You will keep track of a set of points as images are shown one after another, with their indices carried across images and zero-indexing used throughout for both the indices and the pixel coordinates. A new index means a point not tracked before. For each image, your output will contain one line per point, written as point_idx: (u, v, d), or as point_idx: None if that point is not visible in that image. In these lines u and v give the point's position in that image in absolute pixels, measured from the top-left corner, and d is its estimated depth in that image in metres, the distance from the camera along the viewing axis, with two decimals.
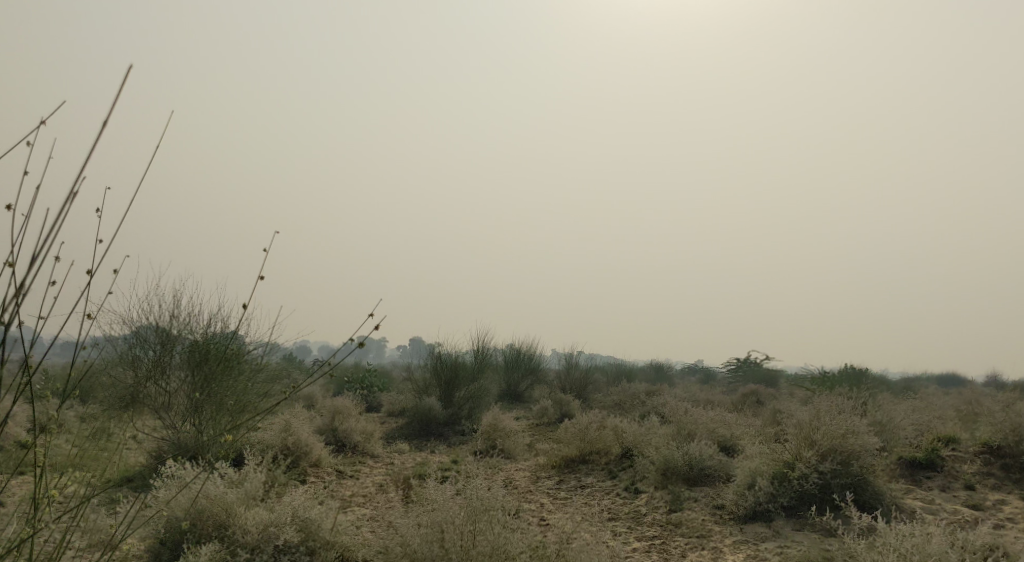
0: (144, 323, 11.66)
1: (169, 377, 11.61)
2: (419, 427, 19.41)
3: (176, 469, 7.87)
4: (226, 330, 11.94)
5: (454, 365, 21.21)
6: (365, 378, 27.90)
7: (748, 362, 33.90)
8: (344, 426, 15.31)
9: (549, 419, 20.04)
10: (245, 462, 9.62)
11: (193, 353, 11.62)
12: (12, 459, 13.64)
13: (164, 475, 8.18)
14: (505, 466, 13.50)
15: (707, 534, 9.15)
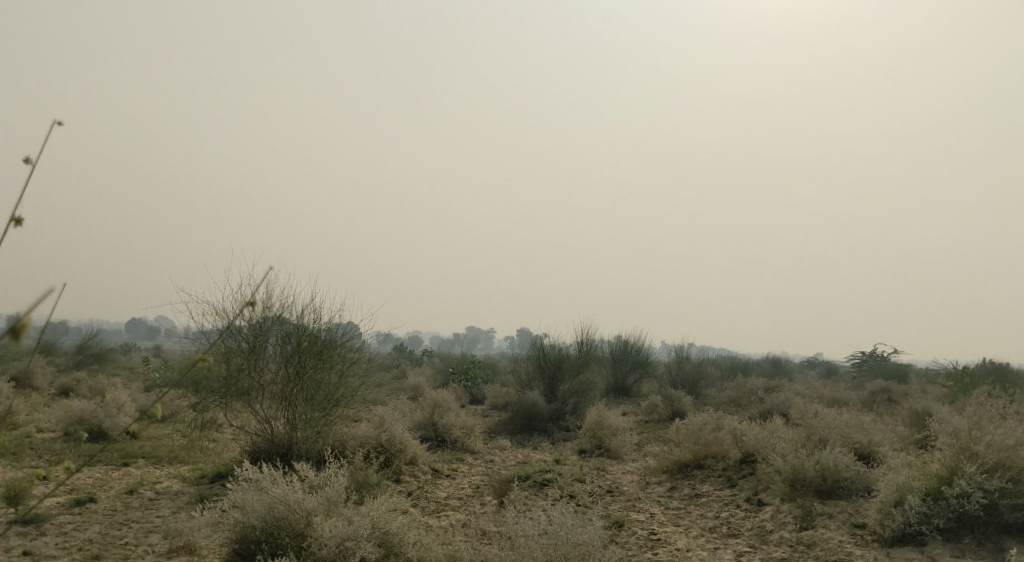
0: (236, 314, 11.18)
1: (261, 370, 11.07)
2: (523, 423, 18.68)
3: (254, 471, 7.36)
4: (319, 322, 11.37)
5: (558, 357, 20.33)
6: (470, 370, 27.48)
7: (874, 356, 31.58)
8: (444, 421, 14.70)
9: (659, 416, 18.91)
10: (332, 462, 9.06)
11: (286, 345, 11.09)
12: (119, 449, 13.70)
13: (244, 477, 7.68)
14: (611, 468, 12.55)
15: (846, 558, 7.94)
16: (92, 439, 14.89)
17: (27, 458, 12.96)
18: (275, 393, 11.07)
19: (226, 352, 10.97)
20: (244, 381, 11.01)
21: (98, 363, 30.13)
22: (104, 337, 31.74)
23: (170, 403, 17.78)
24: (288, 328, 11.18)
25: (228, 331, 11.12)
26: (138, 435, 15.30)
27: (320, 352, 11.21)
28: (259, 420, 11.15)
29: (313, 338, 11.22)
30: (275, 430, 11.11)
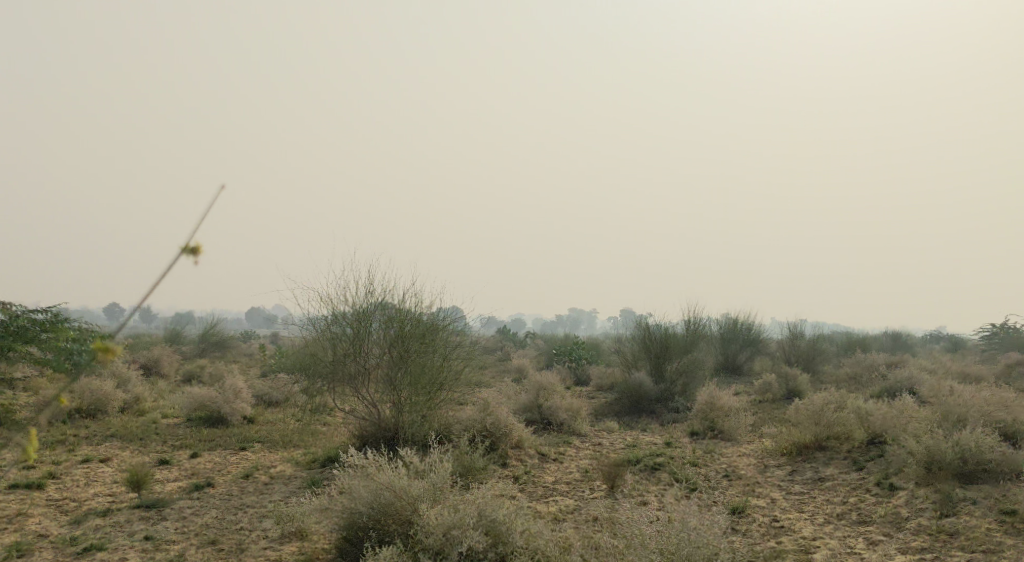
0: (340, 303, 11.15)
1: (367, 355, 11.07)
2: (630, 404, 18.25)
3: (359, 457, 7.31)
4: (421, 306, 11.26)
5: (665, 337, 19.75)
6: (574, 351, 27.18)
7: (1008, 329, 29.43)
8: (549, 403, 14.46)
9: (774, 396, 18.11)
10: (437, 447, 8.95)
11: (389, 330, 11.05)
12: (236, 434, 14.10)
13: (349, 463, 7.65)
14: (725, 450, 11.99)
15: (996, 549, 7.23)
16: (211, 424, 15.40)
17: (153, 442, 13.50)
18: (381, 377, 11.07)
19: (332, 337, 11.07)
20: (350, 365, 11.08)
21: (219, 351, 31.46)
22: (225, 326, 33.11)
23: (283, 389, 18.25)
24: (391, 314, 11.10)
25: (334, 316, 11.15)
26: (254, 420, 15.73)
27: (423, 335, 11.11)
28: (366, 405, 11.19)
29: (416, 322, 11.13)
30: (382, 414, 11.12)
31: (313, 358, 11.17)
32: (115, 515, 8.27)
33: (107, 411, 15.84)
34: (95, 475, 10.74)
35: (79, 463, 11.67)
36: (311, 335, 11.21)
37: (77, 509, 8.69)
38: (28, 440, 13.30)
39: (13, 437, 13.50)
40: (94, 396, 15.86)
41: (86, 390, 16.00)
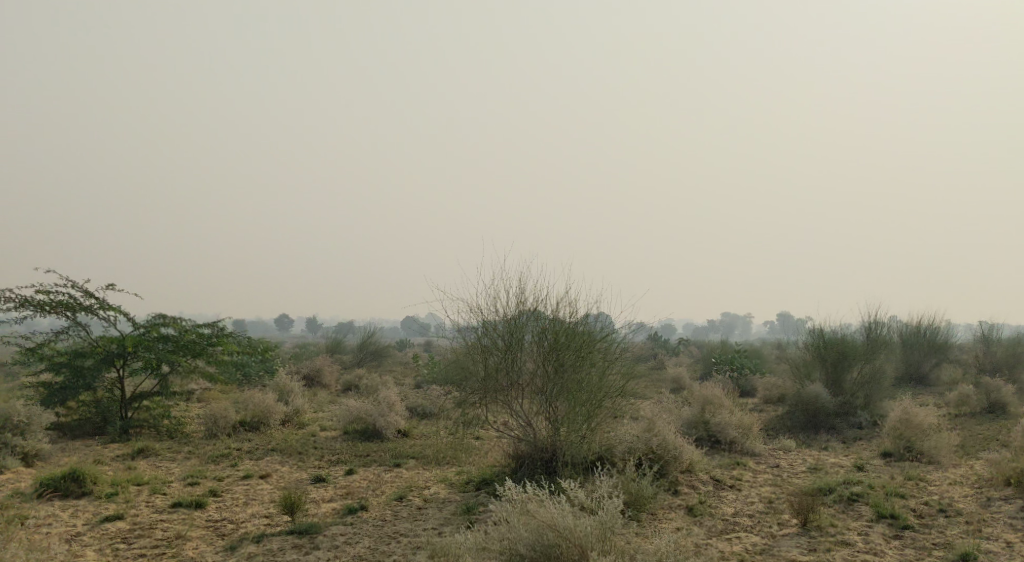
0: (490, 313, 10.50)
1: (520, 370, 10.32)
2: (804, 418, 16.64)
3: (518, 489, 6.62)
4: (576, 316, 10.40)
5: (841, 344, 17.93)
6: (736, 359, 25.52)
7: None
8: (717, 419, 13.25)
9: (975, 410, 15.96)
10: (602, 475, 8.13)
11: (543, 342, 10.27)
12: (391, 449, 13.80)
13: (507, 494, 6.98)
14: (931, 476, 10.38)
15: None
16: (367, 437, 15.22)
17: (311, 457, 13.41)
18: (537, 395, 10.30)
19: (483, 350, 10.42)
20: (503, 382, 10.37)
21: (377, 360, 32.07)
22: (381, 335, 33.76)
23: (436, 401, 17.95)
24: (544, 325, 10.33)
25: (484, 328, 10.50)
26: (409, 433, 15.43)
27: (580, 347, 10.24)
28: (520, 423, 10.48)
29: (571, 333, 10.29)
30: (539, 434, 10.37)
31: (463, 373, 10.57)
32: (268, 542, 7.96)
33: (269, 424, 16.05)
34: (253, 493, 10.63)
35: (240, 479, 11.65)
36: (461, 348, 10.61)
37: (233, 532, 8.47)
38: (196, 454, 13.55)
39: (183, 451, 13.80)
40: (257, 409, 16.11)
41: (250, 403, 16.29)
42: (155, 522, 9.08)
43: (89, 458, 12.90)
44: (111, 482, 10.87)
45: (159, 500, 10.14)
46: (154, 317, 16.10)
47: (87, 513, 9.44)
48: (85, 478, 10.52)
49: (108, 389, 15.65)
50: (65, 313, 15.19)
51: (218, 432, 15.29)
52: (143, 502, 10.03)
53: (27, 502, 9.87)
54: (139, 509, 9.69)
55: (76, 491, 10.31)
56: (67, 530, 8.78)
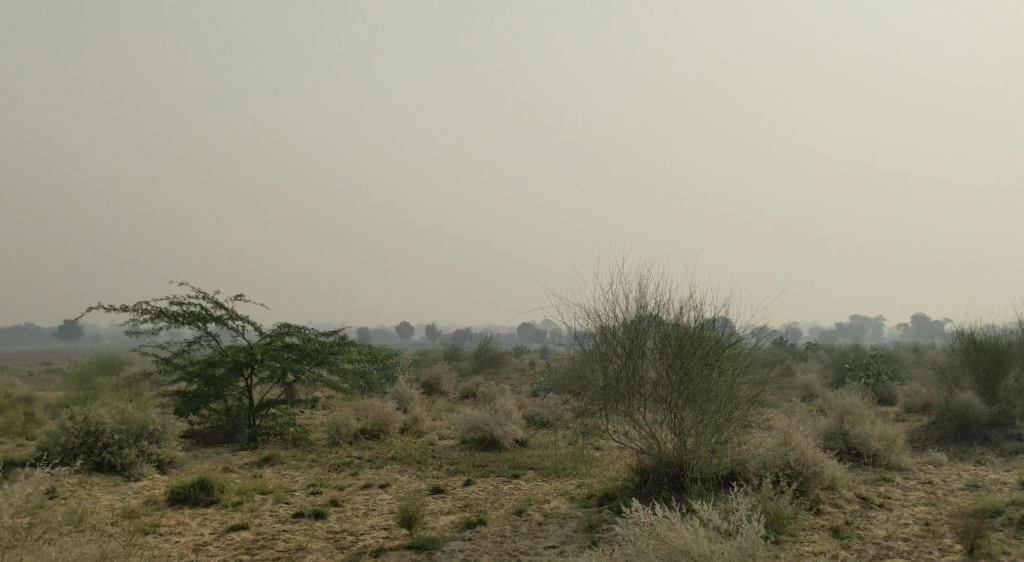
0: (609, 318, 10.05)
1: (641, 379, 9.79)
2: (955, 429, 15.23)
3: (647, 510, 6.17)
4: (702, 321, 9.80)
5: (996, 347, 16.33)
6: (872, 364, 23.87)
7: None
8: (858, 430, 12.23)
9: None
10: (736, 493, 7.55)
11: (666, 349, 9.71)
12: (510, 459, 13.49)
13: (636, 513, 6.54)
14: None
15: None
16: (485, 446, 14.99)
17: (430, 466, 13.29)
18: (661, 405, 9.73)
19: (603, 358, 9.96)
20: (623, 391, 9.87)
21: (494, 367, 32.03)
22: (498, 342, 33.71)
23: (554, 409, 17.56)
24: (667, 331, 9.78)
25: (603, 334, 10.06)
26: (527, 442, 15.10)
27: (706, 354, 9.62)
28: (644, 435, 9.93)
29: (696, 340, 9.70)
30: (663, 446, 9.79)
31: (582, 381, 10.17)
32: (387, 557, 7.79)
33: (389, 432, 16.08)
34: (373, 504, 10.55)
35: (361, 489, 11.63)
36: (579, 356, 10.20)
37: (352, 545, 8.35)
38: (319, 462, 13.69)
39: (306, 458, 13.98)
40: (376, 417, 16.18)
41: (370, 411, 16.39)
42: (277, 533, 9.11)
43: (219, 465, 13.26)
44: (238, 490, 11.06)
45: (282, 509, 10.21)
46: (279, 326, 16.31)
47: (214, 522, 9.59)
48: (213, 487, 10.74)
49: (237, 398, 16.09)
50: (197, 324, 15.64)
51: (340, 440, 15.42)
52: (267, 511, 10.13)
53: (160, 510, 10.15)
54: (263, 518, 9.78)
55: (205, 499, 10.54)
56: (195, 539, 8.92)
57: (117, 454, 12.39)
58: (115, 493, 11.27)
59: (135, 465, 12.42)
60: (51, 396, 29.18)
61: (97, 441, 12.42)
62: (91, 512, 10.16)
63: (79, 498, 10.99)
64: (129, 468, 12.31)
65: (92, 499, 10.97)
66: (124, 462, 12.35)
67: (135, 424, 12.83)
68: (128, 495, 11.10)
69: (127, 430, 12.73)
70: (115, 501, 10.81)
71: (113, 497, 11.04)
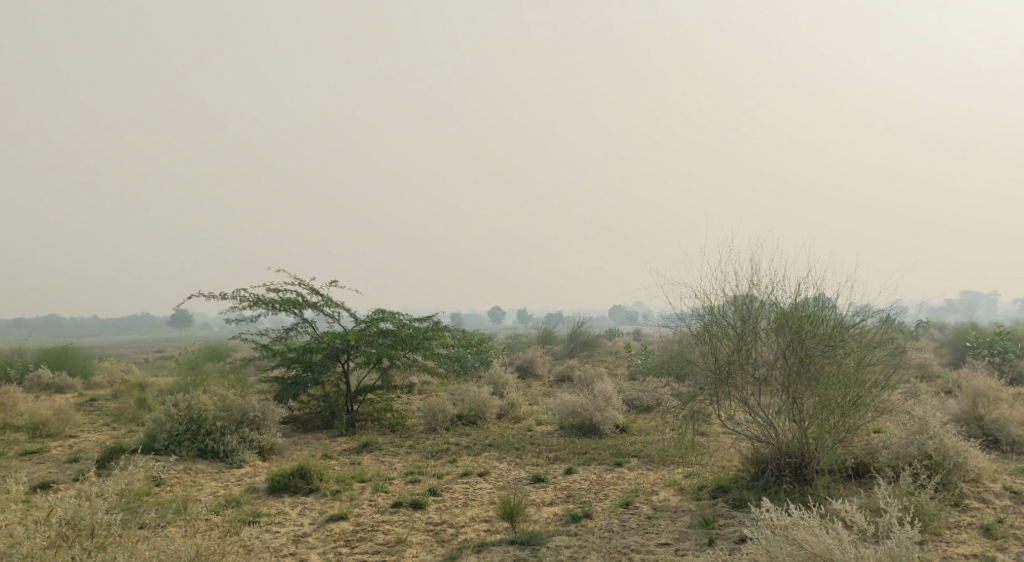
0: (721, 298, 9.41)
1: (755, 363, 9.07)
2: None
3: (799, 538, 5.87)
4: (823, 299, 9.05)
5: None
6: (997, 342, 22.14)
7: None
8: (997, 415, 11.13)
9: None
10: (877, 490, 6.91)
11: (784, 330, 8.96)
12: (611, 446, 12.93)
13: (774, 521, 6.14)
14: None
15: None
16: (585, 432, 14.49)
17: (528, 453, 12.88)
18: (778, 391, 8.98)
19: (712, 340, 9.30)
20: (736, 376, 9.16)
21: (589, 350, 31.40)
22: (592, 324, 33.03)
23: (654, 393, 16.91)
24: (784, 310, 9.04)
25: (712, 316, 9.40)
26: (628, 429, 14.49)
27: (829, 336, 8.81)
28: (761, 423, 9.21)
29: (817, 321, 8.91)
30: (782, 435, 9.04)
31: (690, 365, 9.55)
32: (490, 553, 7.39)
33: (485, 417, 15.75)
34: (472, 493, 10.20)
35: (459, 477, 11.32)
36: (687, 339, 9.59)
37: (453, 539, 7.99)
38: (416, 448, 13.47)
39: (404, 445, 13.79)
40: (472, 402, 15.88)
41: (466, 396, 16.11)
42: (377, 524, 8.88)
43: (318, 452, 13.21)
44: (337, 478, 10.94)
45: (381, 498, 10.01)
46: (374, 312, 16.11)
47: (313, 512, 9.46)
48: (312, 475, 10.65)
49: (334, 384, 16.08)
50: (293, 311, 15.60)
51: (436, 426, 15.19)
52: (366, 501, 9.93)
53: (260, 499, 10.11)
54: (361, 508, 9.58)
55: (304, 488, 10.44)
56: (295, 529, 8.78)
57: (220, 442, 12.47)
58: (219, 480, 11.34)
59: (236, 452, 12.42)
60: (162, 382, 30.33)
61: (201, 428, 12.56)
62: (196, 500, 10.21)
63: (184, 485, 11.10)
64: (231, 455, 12.31)
65: (197, 486, 11.06)
66: (226, 450, 12.38)
67: (236, 412, 12.93)
68: (231, 483, 11.14)
69: (228, 417, 12.84)
70: (218, 488, 10.85)
71: (217, 485, 11.09)
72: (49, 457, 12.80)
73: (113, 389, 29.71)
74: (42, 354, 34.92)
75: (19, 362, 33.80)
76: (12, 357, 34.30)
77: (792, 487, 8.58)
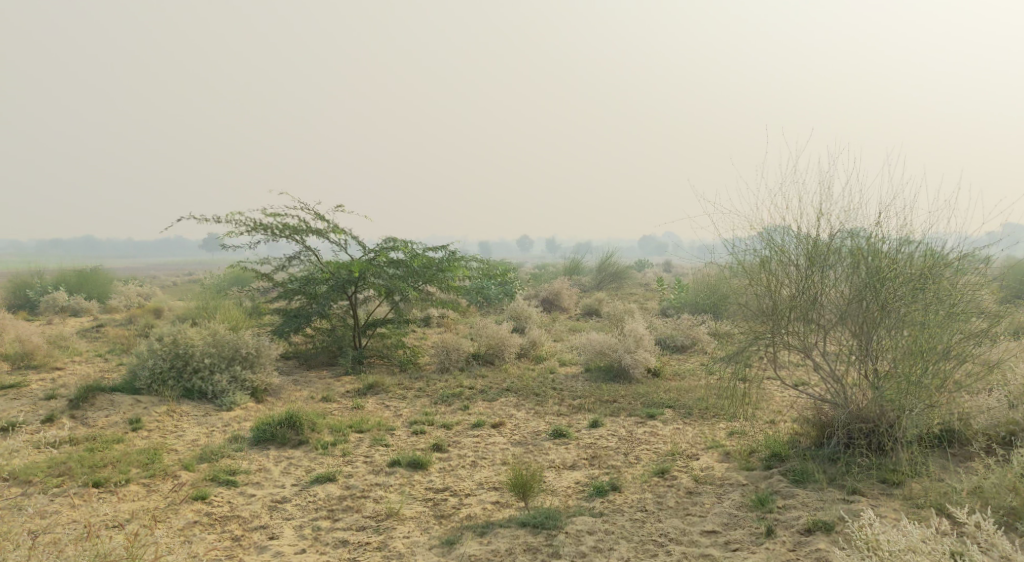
0: (781, 230, 7.79)
1: (822, 308, 7.52)
2: None
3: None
4: (907, 233, 7.38)
5: None
6: None
7: None
8: None
9: None
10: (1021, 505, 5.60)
11: (858, 271, 7.37)
12: (642, 395, 11.51)
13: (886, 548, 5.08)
14: None
15: None
16: (612, 375, 13.07)
17: (550, 401, 11.51)
18: (849, 342, 7.45)
19: (770, 280, 7.75)
20: (796, 323, 7.63)
21: (618, 284, 29.83)
22: (621, 256, 31.29)
23: (691, 333, 15.36)
24: (859, 248, 7.43)
25: (769, 251, 7.81)
26: (661, 372, 13.04)
27: (916, 277, 7.20)
28: (826, 380, 7.68)
29: (901, 259, 7.30)
30: (852, 394, 7.51)
31: (742, 310, 8.02)
32: (496, 539, 6.10)
33: (504, 356, 14.37)
34: (483, 451, 8.88)
35: (470, 429, 10.00)
36: (739, 278, 8.04)
37: (453, 515, 6.72)
38: (426, 392, 12.17)
39: (413, 387, 12.50)
40: (490, 340, 14.47)
41: (483, 333, 14.67)
42: (368, 488, 7.62)
43: (319, 393, 11.99)
44: (331, 428, 9.68)
45: (378, 454, 8.74)
46: (384, 241, 14.61)
47: (299, 471, 8.24)
48: (302, 425, 9.38)
49: (341, 318, 14.77)
50: (294, 238, 14.16)
51: (450, 366, 13.85)
52: (361, 457, 8.65)
53: (242, 451, 8.89)
54: (354, 466, 8.33)
55: (293, 439, 9.19)
56: (273, 493, 7.57)
57: (208, 381, 11.27)
58: (204, 426, 10.16)
59: (227, 393, 11.20)
60: (178, 307, 29.45)
61: (187, 365, 11.37)
62: (170, 450, 9.03)
63: (164, 430, 9.94)
64: (220, 396, 11.12)
65: (178, 432, 9.88)
66: (215, 390, 11.19)
67: (227, 348, 11.64)
68: (216, 430, 9.94)
69: (218, 354, 11.58)
70: (201, 436, 9.67)
71: (200, 431, 9.91)
72: (25, 391, 11.70)
73: (129, 314, 28.81)
74: (62, 276, 34.12)
75: (38, 283, 33.04)
76: (30, 278, 33.65)
77: (866, 460, 7.09)
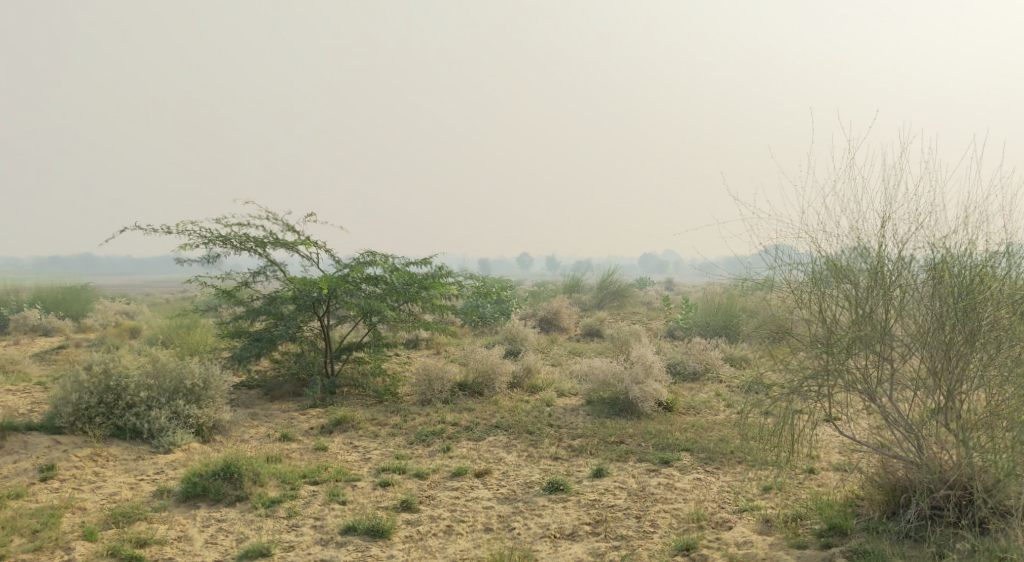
0: (835, 243, 6.13)
1: (892, 340, 5.86)
2: None
3: None
4: (1002, 250, 5.71)
5: None
6: None
7: None
8: None
9: None
10: None
11: (938, 297, 5.71)
12: (653, 434, 9.81)
13: None
14: None
15: None
16: (618, 409, 11.38)
17: (545, 441, 9.81)
18: (929, 383, 5.81)
19: (823, 303, 6.08)
20: (857, 358, 5.97)
21: (620, 301, 28.14)
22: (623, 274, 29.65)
23: (703, 359, 13.69)
24: (937, 268, 5.76)
25: (822, 265, 6.13)
26: (673, 406, 11.35)
27: (1019, 301, 5.55)
28: (897, 433, 6.01)
29: (998, 281, 5.63)
30: (933, 452, 5.85)
31: (786, 341, 6.32)
32: None
33: (495, 387, 12.68)
34: (462, 510, 7.19)
35: (449, 478, 8.31)
36: (782, 300, 6.35)
37: None
38: (402, 429, 10.47)
39: (388, 423, 10.80)
40: (478, 366, 12.78)
41: (471, 359, 12.97)
42: None
43: (276, 430, 10.29)
44: (279, 479, 7.97)
45: (331, 516, 7.03)
46: (360, 255, 12.94)
47: (227, 540, 6.54)
48: (243, 478, 7.69)
49: (311, 342, 13.06)
50: (256, 251, 12.49)
51: (432, 399, 12.17)
52: (309, 520, 6.96)
53: (164, 511, 7.18)
54: (298, 533, 6.64)
55: (229, 496, 7.50)
56: None
57: (144, 418, 9.58)
58: (130, 474, 8.47)
59: (165, 432, 9.50)
60: (155, 327, 27.79)
61: (119, 400, 9.69)
62: (78, 507, 7.33)
63: (80, 479, 8.25)
64: (157, 436, 9.44)
65: (96, 482, 8.17)
66: (151, 429, 9.50)
67: (169, 379, 9.93)
68: (143, 479, 8.24)
69: (158, 386, 9.88)
70: (122, 487, 7.97)
71: (123, 481, 8.20)
72: None
73: (103, 334, 27.15)
74: (39, 293, 32.52)
75: (13, 300, 31.44)
76: (5, 296, 32.02)
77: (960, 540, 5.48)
